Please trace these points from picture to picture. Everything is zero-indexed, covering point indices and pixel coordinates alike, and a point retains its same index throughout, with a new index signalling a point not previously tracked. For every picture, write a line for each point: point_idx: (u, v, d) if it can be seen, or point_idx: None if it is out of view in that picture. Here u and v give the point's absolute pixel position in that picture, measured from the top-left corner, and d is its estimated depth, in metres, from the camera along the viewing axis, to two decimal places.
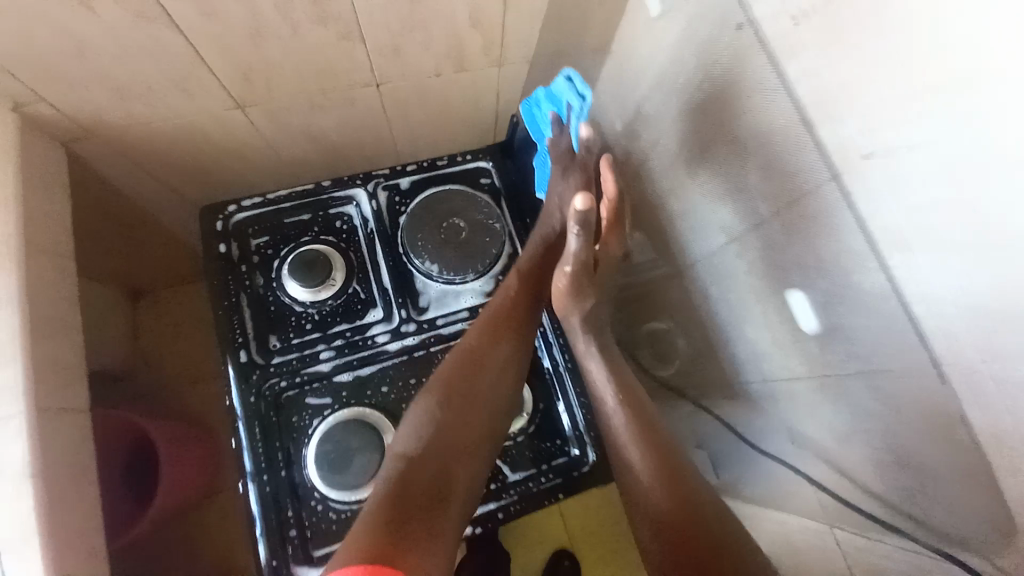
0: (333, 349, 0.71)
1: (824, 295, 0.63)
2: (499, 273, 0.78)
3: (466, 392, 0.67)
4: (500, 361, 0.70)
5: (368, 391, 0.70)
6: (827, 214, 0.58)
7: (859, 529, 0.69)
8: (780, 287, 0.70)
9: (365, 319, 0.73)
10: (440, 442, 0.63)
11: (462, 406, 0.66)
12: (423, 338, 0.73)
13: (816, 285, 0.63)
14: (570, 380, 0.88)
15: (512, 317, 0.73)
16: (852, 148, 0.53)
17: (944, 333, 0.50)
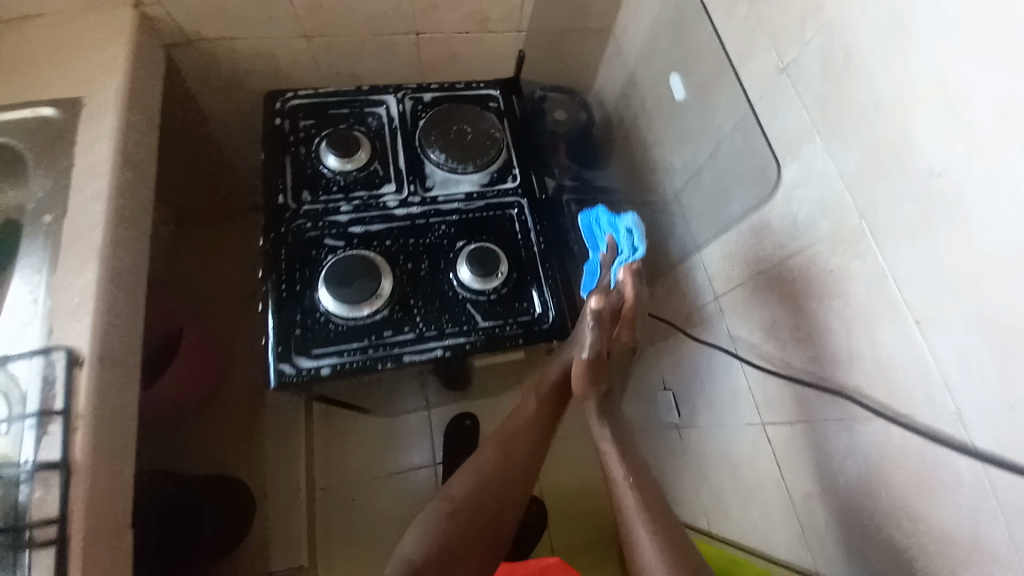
0: (352, 206, 0.86)
1: (846, 397, 0.69)
2: (494, 172, 0.93)
3: (487, 505, 0.74)
4: (520, 473, 0.77)
5: (375, 241, 0.85)
6: (860, 283, 0.65)
7: (783, 416, 0.83)
8: (794, 368, 0.78)
9: (381, 189, 0.89)
10: (462, 534, 0.71)
11: (484, 489, 0.74)
12: (425, 210, 0.89)
13: (836, 373, 0.70)
14: None
15: (527, 430, 0.81)
16: (844, 201, 0.66)
17: (986, 493, 0.54)
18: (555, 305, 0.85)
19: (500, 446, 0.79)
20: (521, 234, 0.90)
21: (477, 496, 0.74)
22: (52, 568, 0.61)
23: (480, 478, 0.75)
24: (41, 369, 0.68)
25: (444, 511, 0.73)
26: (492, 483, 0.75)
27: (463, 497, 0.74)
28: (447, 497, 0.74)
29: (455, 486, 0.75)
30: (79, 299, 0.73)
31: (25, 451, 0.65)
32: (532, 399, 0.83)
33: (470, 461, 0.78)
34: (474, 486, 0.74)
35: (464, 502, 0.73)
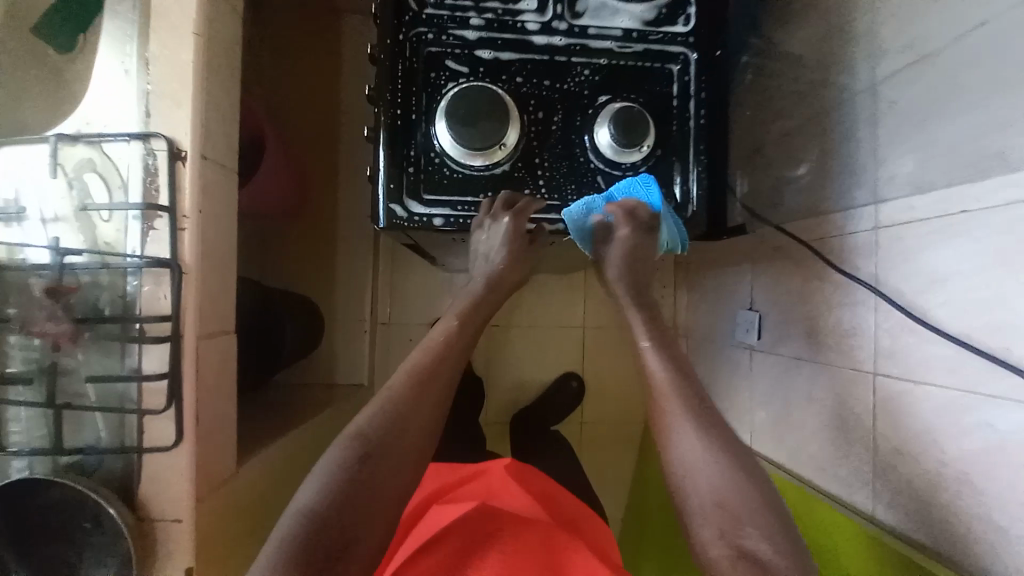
0: (483, 20, 0.69)
1: (1005, 410, 0.63)
2: (664, 6, 0.71)
3: (421, 434, 0.63)
4: (433, 407, 0.64)
5: (504, 75, 0.70)
6: None
7: (909, 371, 0.76)
8: (927, 371, 0.73)
9: (519, 4, 0.69)
10: (342, 523, 0.54)
11: (344, 509, 0.55)
12: (569, 44, 0.70)
13: (997, 392, 0.64)
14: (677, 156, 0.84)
15: (449, 354, 0.67)
16: None
17: None
18: (697, 199, 0.71)
19: (377, 426, 0.60)
20: (677, 100, 0.72)
21: (388, 425, 0.60)
22: (168, 363, 0.62)
23: (396, 402, 0.62)
24: (143, 156, 0.62)
25: (350, 444, 0.59)
26: (416, 395, 0.63)
27: (376, 425, 0.60)
28: (355, 429, 0.60)
29: (364, 418, 0.60)
30: (177, 84, 0.63)
31: (131, 243, 0.62)
32: (404, 373, 0.65)
33: (380, 395, 0.63)
34: (381, 411, 0.61)
35: (376, 436, 0.59)
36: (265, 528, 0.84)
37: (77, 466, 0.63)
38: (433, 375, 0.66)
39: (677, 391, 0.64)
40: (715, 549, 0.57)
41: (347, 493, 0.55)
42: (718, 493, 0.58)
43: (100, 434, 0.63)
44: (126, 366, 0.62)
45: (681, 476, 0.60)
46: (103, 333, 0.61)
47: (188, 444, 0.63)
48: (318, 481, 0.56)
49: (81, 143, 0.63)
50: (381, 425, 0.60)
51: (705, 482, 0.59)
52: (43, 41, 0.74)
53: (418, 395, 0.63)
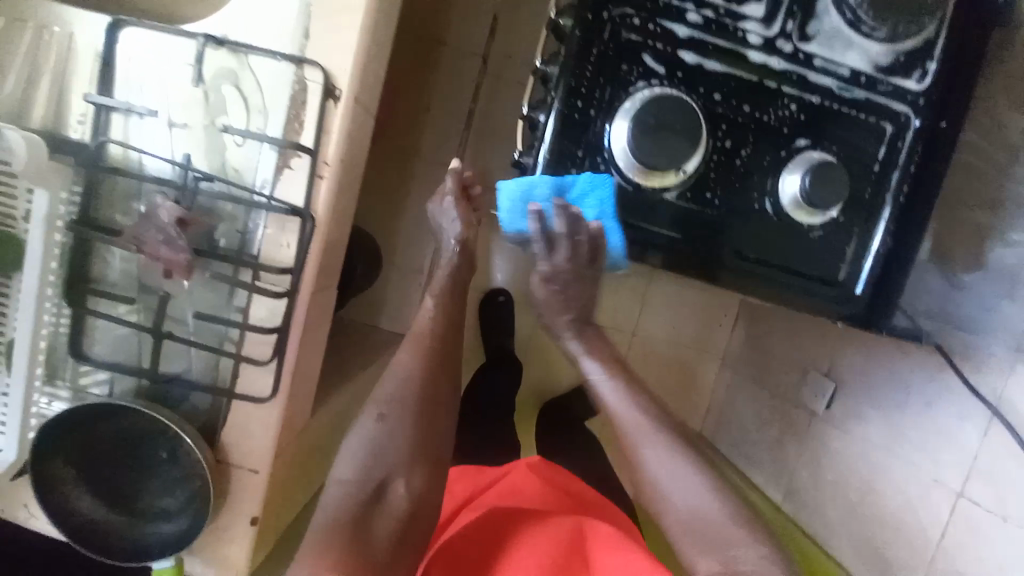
0: (702, 17, 0.58)
1: None
2: (902, 52, 0.61)
3: (437, 388, 0.69)
4: (454, 357, 0.73)
5: (703, 87, 0.60)
6: None
7: (1000, 505, 0.75)
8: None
9: (746, 7, 0.59)
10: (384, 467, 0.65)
11: (383, 462, 0.66)
12: (785, 70, 0.60)
13: None
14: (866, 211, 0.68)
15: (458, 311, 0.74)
16: None
17: None
18: (864, 280, 0.65)
19: (410, 379, 0.68)
20: (879, 165, 0.63)
21: (420, 381, 0.69)
22: (281, 318, 0.58)
23: (422, 364, 0.69)
24: (293, 83, 0.55)
25: (389, 398, 0.68)
26: (433, 353, 0.70)
27: (411, 373, 0.69)
28: (390, 389, 0.68)
29: (397, 377, 0.69)
30: (346, 6, 0.55)
31: (261, 177, 0.56)
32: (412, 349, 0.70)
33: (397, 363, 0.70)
34: (408, 379, 0.68)
35: (415, 386, 0.68)
36: (308, 473, 0.84)
37: (159, 394, 0.61)
38: (446, 349, 0.71)
39: (652, 425, 0.62)
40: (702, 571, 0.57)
41: (390, 446, 0.66)
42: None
43: (191, 368, 0.60)
44: (232, 306, 0.58)
45: (652, 489, 0.60)
46: (217, 269, 0.57)
47: (282, 399, 0.60)
48: (352, 453, 0.65)
49: (225, 49, 0.55)
50: (399, 395, 0.67)
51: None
52: None
53: (430, 374, 0.69)
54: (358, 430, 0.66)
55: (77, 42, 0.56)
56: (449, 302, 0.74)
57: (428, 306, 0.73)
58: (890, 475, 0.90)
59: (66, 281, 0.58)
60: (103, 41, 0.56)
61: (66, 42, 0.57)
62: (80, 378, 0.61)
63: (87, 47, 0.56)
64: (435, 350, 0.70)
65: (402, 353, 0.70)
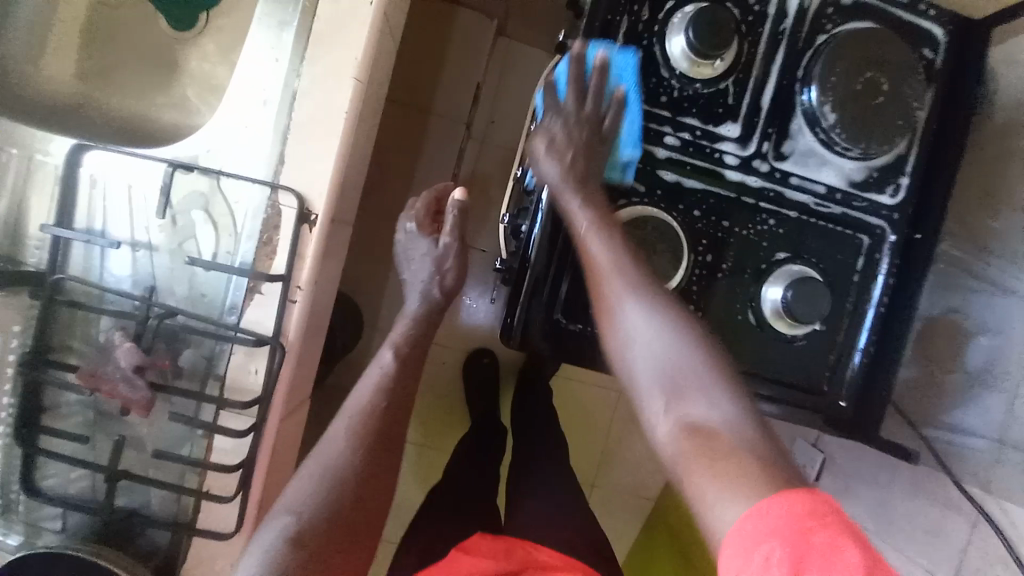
0: (679, 139, 0.60)
1: None
2: (874, 168, 0.62)
3: (377, 467, 0.55)
4: (396, 427, 0.58)
5: (682, 203, 0.61)
6: None
7: None
8: None
9: (722, 128, 0.60)
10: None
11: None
12: (763, 186, 0.61)
13: None
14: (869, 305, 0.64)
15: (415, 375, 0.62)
16: None
17: None
18: (849, 390, 0.64)
19: (341, 465, 0.53)
20: (859, 275, 0.63)
21: (348, 468, 0.54)
22: (247, 450, 0.54)
23: (358, 443, 0.55)
24: (267, 208, 0.54)
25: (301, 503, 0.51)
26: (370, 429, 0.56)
27: (339, 452, 0.54)
28: (300, 486, 0.52)
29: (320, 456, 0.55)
30: (325, 133, 0.54)
31: (230, 303, 0.54)
32: (347, 419, 0.57)
33: (320, 447, 0.55)
34: (334, 464, 0.53)
35: (346, 469, 0.53)
36: None
37: (116, 531, 0.56)
38: (390, 426, 0.58)
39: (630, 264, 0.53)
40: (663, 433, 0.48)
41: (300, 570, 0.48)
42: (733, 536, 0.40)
43: (152, 501, 0.56)
44: (195, 439, 0.55)
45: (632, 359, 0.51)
46: (181, 400, 0.54)
47: (247, 533, 0.56)
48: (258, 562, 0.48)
49: (195, 172, 0.54)
50: (321, 492, 0.52)
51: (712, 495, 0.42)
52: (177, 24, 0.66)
53: (370, 466, 0.54)
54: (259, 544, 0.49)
55: (38, 163, 0.54)
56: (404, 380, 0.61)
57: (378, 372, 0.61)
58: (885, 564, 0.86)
59: (18, 414, 0.54)
60: (66, 161, 0.53)
61: (27, 164, 0.54)
62: (34, 511, 0.56)
63: (52, 167, 0.54)
64: (377, 434, 0.56)
65: (334, 431, 0.56)
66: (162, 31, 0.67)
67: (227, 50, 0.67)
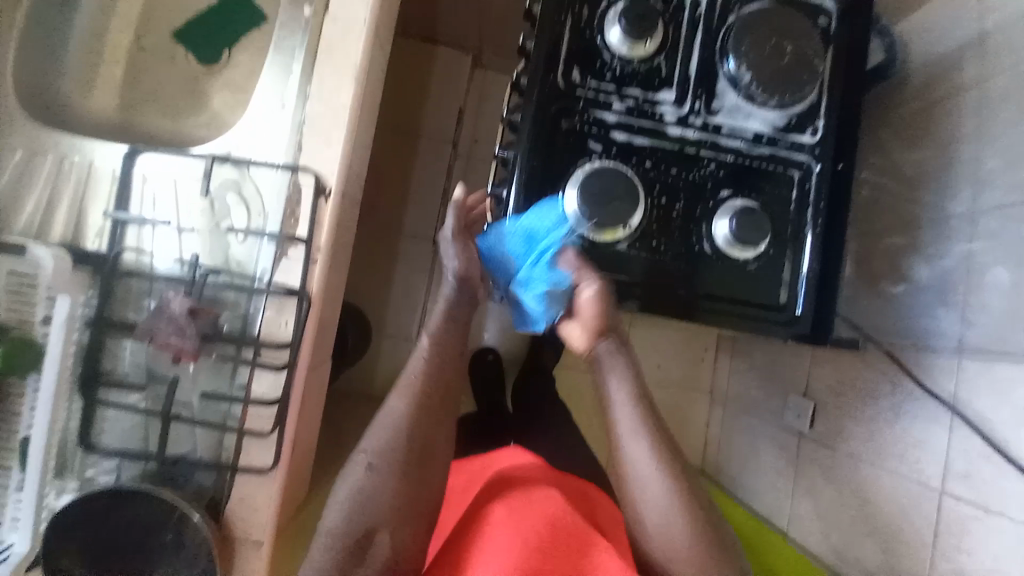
0: (625, 106, 0.73)
1: None
2: (793, 115, 0.74)
3: (428, 432, 0.67)
4: (445, 398, 0.69)
5: (635, 157, 0.73)
6: None
7: (982, 498, 0.73)
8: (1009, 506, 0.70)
9: (660, 94, 0.73)
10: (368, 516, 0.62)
11: (369, 507, 0.63)
12: (701, 138, 0.73)
13: None
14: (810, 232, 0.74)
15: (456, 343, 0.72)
16: None
17: None
18: (804, 302, 0.73)
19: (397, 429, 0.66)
20: (795, 204, 0.74)
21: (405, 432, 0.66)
22: (280, 392, 0.62)
23: (411, 412, 0.67)
24: (288, 185, 0.65)
25: (368, 458, 0.64)
26: (422, 400, 0.68)
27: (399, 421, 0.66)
28: (368, 445, 0.65)
29: (383, 422, 0.67)
30: (333, 123, 0.66)
31: (261, 267, 0.64)
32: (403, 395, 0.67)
33: (385, 410, 0.68)
34: (392, 429, 0.66)
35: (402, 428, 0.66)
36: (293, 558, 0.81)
37: (166, 481, 0.63)
38: (436, 396, 0.69)
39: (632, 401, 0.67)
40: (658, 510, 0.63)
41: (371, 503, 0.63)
42: (663, 517, 0.63)
43: (196, 449, 0.63)
44: (234, 388, 0.63)
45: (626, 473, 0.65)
46: (221, 352, 0.63)
47: (283, 470, 0.63)
48: (352, 486, 0.64)
49: (228, 163, 0.65)
50: (388, 447, 0.65)
51: (645, 498, 0.64)
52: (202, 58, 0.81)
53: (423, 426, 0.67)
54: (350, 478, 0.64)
55: (97, 170, 0.65)
56: (446, 345, 0.72)
57: (421, 350, 0.71)
58: (879, 486, 0.89)
59: (79, 378, 0.61)
60: (121, 165, 0.65)
61: (88, 170, 0.65)
62: (86, 470, 0.63)
63: (109, 170, 0.65)
64: (428, 398, 0.68)
65: (393, 402, 0.67)
66: (191, 67, 0.81)
67: (247, 77, 0.81)
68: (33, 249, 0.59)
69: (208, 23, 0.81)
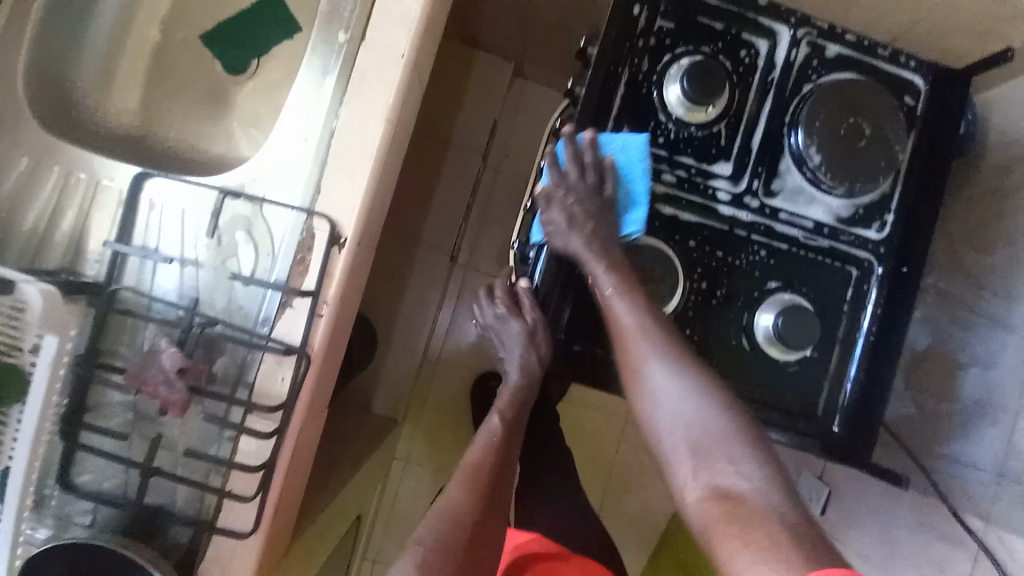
0: (674, 175, 0.66)
1: None
2: (860, 206, 0.67)
3: (485, 522, 0.64)
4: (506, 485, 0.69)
5: (678, 233, 0.66)
6: None
7: None
8: None
9: (715, 166, 0.66)
10: None
11: None
12: (754, 221, 0.66)
13: None
14: (861, 341, 0.67)
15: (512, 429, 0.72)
16: None
17: None
18: (840, 415, 0.67)
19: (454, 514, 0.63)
20: (848, 304, 0.67)
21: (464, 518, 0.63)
22: (270, 452, 0.59)
23: (473, 495, 0.65)
24: (300, 230, 0.60)
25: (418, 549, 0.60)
26: (480, 483, 0.66)
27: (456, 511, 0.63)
28: (421, 535, 0.62)
29: (438, 510, 0.64)
30: (354, 167, 0.61)
31: (263, 315, 0.60)
32: (462, 481, 0.66)
33: (444, 496, 0.66)
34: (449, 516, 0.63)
35: (463, 515, 0.63)
36: None
37: (144, 525, 0.60)
38: (496, 484, 0.67)
39: (654, 321, 0.59)
40: (694, 495, 0.52)
41: None
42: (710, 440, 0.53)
43: (176, 498, 0.60)
44: (221, 441, 0.60)
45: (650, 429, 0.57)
46: (212, 406, 0.59)
47: (263, 533, 0.60)
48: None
49: (241, 199, 0.60)
50: (439, 536, 0.61)
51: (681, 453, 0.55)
52: (228, 66, 0.76)
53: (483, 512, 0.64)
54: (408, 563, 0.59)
55: (103, 189, 0.61)
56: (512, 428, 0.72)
57: (489, 430, 0.72)
58: None
59: (65, 413, 0.59)
60: (129, 187, 0.61)
61: (95, 188, 0.61)
62: (66, 506, 0.61)
63: (116, 192, 0.61)
64: (486, 485, 0.66)
65: (452, 489, 0.66)
66: (218, 74, 0.76)
67: (274, 90, 0.76)
68: (21, 286, 0.54)
69: (239, 27, 0.75)
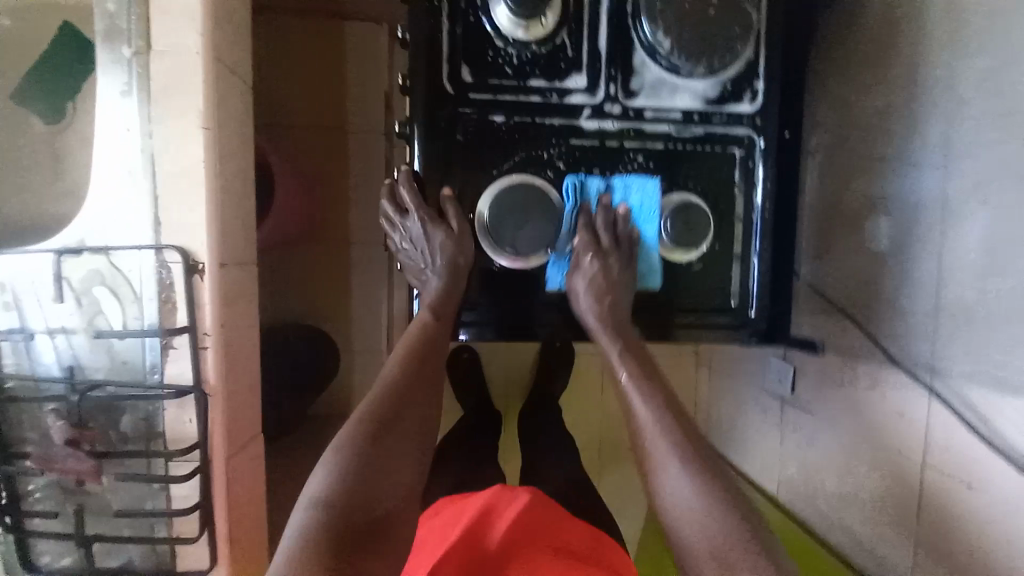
0: (528, 103, 0.62)
1: None
2: (728, 81, 0.63)
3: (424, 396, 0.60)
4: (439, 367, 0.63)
5: (548, 163, 0.63)
6: None
7: (966, 473, 0.61)
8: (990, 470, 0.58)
9: (568, 82, 0.62)
10: (366, 489, 0.51)
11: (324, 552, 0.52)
12: (622, 128, 0.63)
13: None
14: (760, 223, 0.65)
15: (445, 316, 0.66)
16: None
17: None
18: (755, 299, 0.66)
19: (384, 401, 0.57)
20: (739, 187, 0.65)
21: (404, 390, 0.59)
22: (201, 490, 0.59)
23: (409, 368, 0.61)
24: (156, 268, 0.57)
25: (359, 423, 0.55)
26: (416, 357, 0.62)
27: (391, 387, 0.59)
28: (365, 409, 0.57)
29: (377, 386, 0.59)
30: (188, 189, 0.57)
31: (150, 363, 0.58)
32: (396, 360, 0.61)
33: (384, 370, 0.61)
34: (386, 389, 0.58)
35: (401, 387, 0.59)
36: None
37: None
38: (431, 363, 0.62)
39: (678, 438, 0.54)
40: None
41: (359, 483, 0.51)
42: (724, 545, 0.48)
43: (133, 556, 0.61)
44: (154, 493, 0.60)
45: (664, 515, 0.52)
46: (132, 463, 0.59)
47: (224, 562, 0.61)
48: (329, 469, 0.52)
49: (84, 254, 0.57)
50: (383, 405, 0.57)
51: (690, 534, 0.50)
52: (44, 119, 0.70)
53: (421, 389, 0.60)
54: (330, 453, 0.53)
55: None
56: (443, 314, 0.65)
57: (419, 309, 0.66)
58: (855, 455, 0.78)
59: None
60: None
61: None
62: None
63: None
64: (422, 361, 0.61)
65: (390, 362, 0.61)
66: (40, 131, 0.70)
67: None
68: None
69: (44, 74, 0.69)
